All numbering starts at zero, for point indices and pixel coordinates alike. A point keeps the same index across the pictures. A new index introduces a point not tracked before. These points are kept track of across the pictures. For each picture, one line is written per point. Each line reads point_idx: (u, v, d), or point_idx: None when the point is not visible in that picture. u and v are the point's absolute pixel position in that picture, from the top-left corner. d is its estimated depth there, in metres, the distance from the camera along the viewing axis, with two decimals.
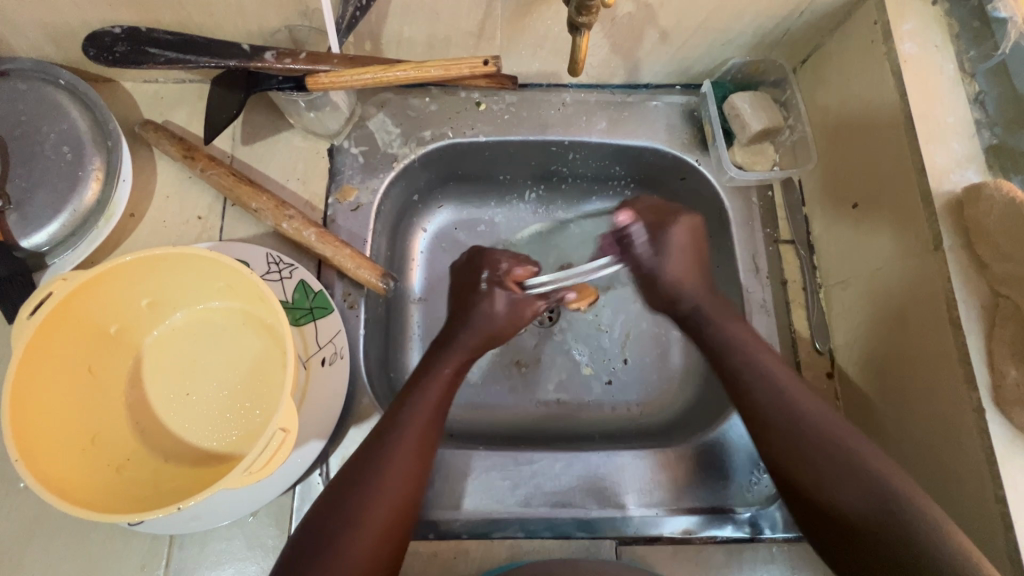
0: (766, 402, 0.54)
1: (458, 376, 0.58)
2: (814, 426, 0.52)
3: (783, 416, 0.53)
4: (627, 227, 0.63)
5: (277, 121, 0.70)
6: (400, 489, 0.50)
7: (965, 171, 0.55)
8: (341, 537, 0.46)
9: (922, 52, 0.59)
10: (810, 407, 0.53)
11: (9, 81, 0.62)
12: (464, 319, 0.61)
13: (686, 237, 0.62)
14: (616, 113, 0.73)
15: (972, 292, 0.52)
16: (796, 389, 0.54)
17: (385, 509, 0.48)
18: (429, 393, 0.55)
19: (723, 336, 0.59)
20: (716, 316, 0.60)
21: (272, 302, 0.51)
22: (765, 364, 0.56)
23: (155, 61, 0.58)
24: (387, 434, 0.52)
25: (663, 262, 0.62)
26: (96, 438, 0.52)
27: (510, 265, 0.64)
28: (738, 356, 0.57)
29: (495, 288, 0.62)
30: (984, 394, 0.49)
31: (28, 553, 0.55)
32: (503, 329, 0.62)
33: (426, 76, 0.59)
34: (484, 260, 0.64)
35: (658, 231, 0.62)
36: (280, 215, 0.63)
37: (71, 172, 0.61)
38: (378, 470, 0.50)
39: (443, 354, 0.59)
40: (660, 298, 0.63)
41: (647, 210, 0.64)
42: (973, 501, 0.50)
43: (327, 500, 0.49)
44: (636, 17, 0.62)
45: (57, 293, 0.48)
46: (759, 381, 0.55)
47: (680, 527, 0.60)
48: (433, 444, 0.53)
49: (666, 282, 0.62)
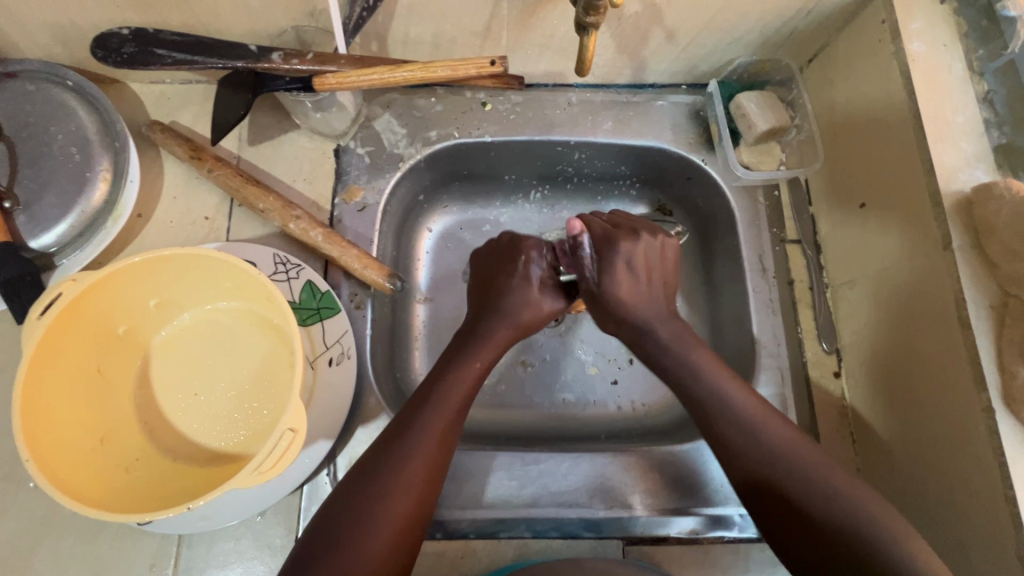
0: (734, 430, 0.52)
1: (486, 372, 0.58)
2: (781, 455, 0.51)
3: (755, 443, 0.52)
4: (576, 237, 0.62)
5: (283, 122, 0.70)
6: (417, 485, 0.49)
7: (974, 171, 0.55)
8: (356, 531, 0.46)
9: (930, 51, 0.59)
10: (777, 435, 0.52)
11: (16, 82, 0.62)
12: (497, 309, 0.61)
13: (653, 251, 0.61)
14: (622, 113, 0.73)
15: (981, 292, 0.52)
16: (763, 416, 0.53)
17: (401, 504, 0.48)
18: (454, 388, 0.54)
19: (686, 361, 0.57)
20: (677, 345, 0.58)
21: (280, 302, 0.51)
22: (727, 393, 0.54)
23: (162, 62, 0.57)
24: (405, 432, 0.51)
25: (606, 279, 0.60)
26: (105, 438, 0.52)
27: (551, 250, 0.65)
28: (701, 383, 0.55)
29: (535, 274, 0.63)
30: (993, 394, 0.49)
31: (37, 552, 0.55)
32: (539, 318, 0.62)
33: (432, 77, 0.59)
34: (523, 246, 0.64)
35: (605, 244, 0.60)
36: (287, 216, 0.63)
37: (79, 173, 0.61)
38: (394, 469, 0.49)
39: (476, 345, 0.58)
40: (606, 317, 0.61)
41: (601, 222, 0.62)
42: (982, 501, 0.50)
43: (346, 492, 0.49)
44: (642, 17, 0.62)
45: (66, 294, 0.48)
46: (720, 410, 0.54)
47: (687, 527, 0.60)
48: (453, 440, 0.53)
49: (612, 299, 0.60)
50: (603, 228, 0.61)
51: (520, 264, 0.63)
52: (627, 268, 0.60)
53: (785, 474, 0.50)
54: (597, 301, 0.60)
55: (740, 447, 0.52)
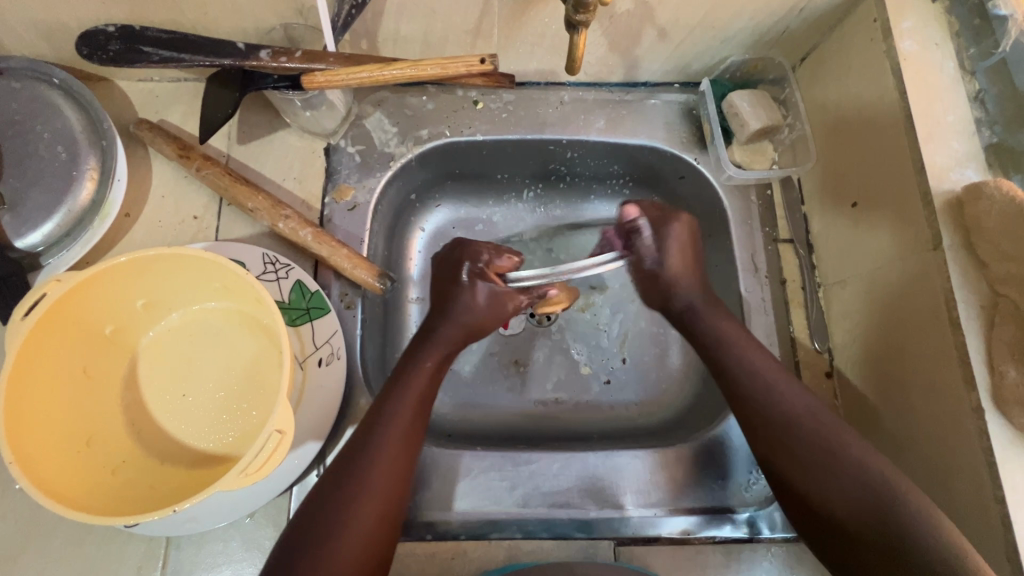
0: (761, 398, 0.54)
1: (440, 370, 0.58)
2: (805, 424, 0.51)
3: (778, 416, 0.52)
4: (633, 222, 0.63)
5: (273, 120, 0.70)
6: (387, 485, 0.49)
7: (965, 170, 0.55)
8: (328, 535, 0.46)
9: (922, 50, 0.59)
10: (799, 405, 0.53)
11: (2, 80, 0.61)
12: (445, 313, 0.60)
13: (679, 234, 0.62)
14: (614, 111, 0.72)
15: (971, 292, 0.52)
16: (788, 386, 0.54)
17: (374, 504, 0.48)
18: (412, 387, 0.55)
19: (716, 333, 0.58)
20: (707, 314, 0.60)
21: (268, 303, 0.51)
22: (751, 359, 0.56)
23: (148, 60, 0.57)
24: (372, 433, 0.51)
25: (663, 258, 0.61)
26: (91, 440, 0.52)
27: (491, 257, 0.62)
28: (731, 354, 0.57)
29: (477, 282, 0.60)
30: (983, 394, 0.49)
31: (24, 554, 0.55)
32: (486, 323, 0.61)
33: (423, 75, 0.59)
34: (464, 252, 0.62)
35: (660, 227, 0.62)
36: (276, 215, 0.63)
37: (65, 171, 0.60)
38: (364, 469, 0.49)
39: (425, 347, 0.58)
40: (658, 293, 0.63)
41: (650, 207, 0.64)
42: (971, 501, 0.50)
43: (314, 500, 0.48)
44: (634, 15, 0.61)
45: (50, 295, 0.47)
46: (746, 376, 0.55)
47: (679, 527, 0.60)
48: (420, 436, 0.53)
49: (667, 275, 0.62)
50: (654, 212, 0.63)
51: (461, 271, 0.61)
52: (670, 245, 0.62)
53: (799, 449, 0.50)
54: (658, 279, 0.62)
55: (765, 417, 0.53)
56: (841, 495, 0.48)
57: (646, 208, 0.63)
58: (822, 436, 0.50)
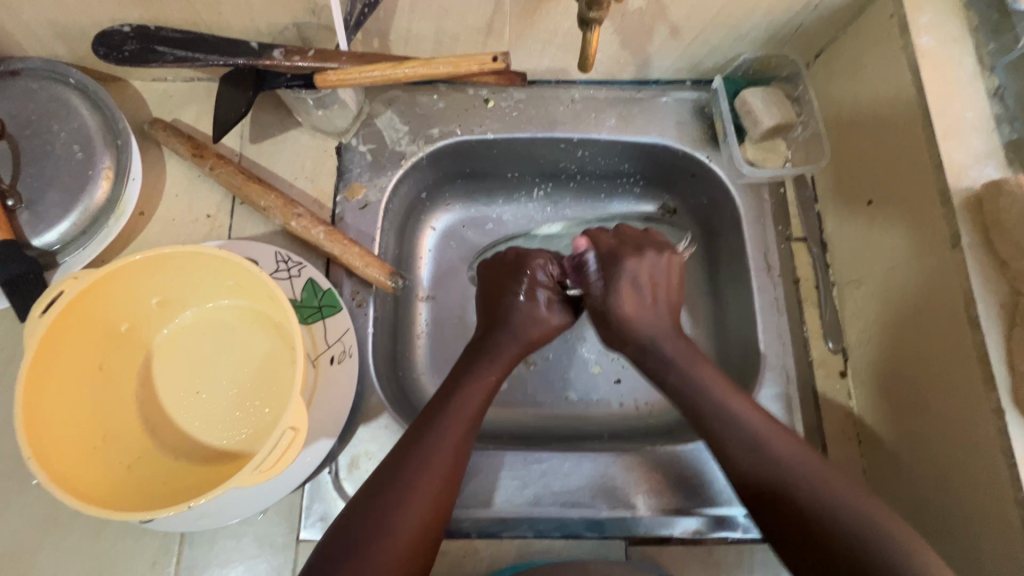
0: (742, 449, 0.53)
1: (498, 383, 0.58)
2: (790, 469, 0.51)
3: (759, 457, 0.52)
4: (583, 254, 0.63)
5: (286, 119, 0.70)
6: (433, 494, 0.50)
7: (984, 167, 0.54)
8: (376, 542, 0.46)
9: (939, 46, 0.58)
10: (784, 450, 0.52)
11: (20, 81, 0.62)
12: (507, 324, 0.61)
13: (659, 269, 0.62)
14: (626, 109, 0.72)
15: (991, 291, 0.51)
16: (768, 431, 0.54)
17: (418, 511, 0.48)
18: (467, 398, 0.55)
19: (689, 380, 0.57)
20: (681, 360, 0.58)
21: (281, 300, 0.51)
22: (731, 406, 0.55)
23: (162, 60, 0.57)
24: (424, 440, 0.51)
25: (611, 296, 0.61)
26: (108, 435, 0.52)
27: (552, 270, 0.64)
28: (707, 399, 0.56)
29: (536, 296, 0.62)
30: (1003, 394, 0.48)
31: (41, 547, 0.56)
32: (548, 333, 0.63)
33: (434, 74, 0.59)
34: (527, 262, 0.64)
35: (611, 261, 0.61)
36: (289, 214, 0.63)
37: (82, 170, 0.61)
38: (415, 473, 0.50)
39: (485, 359, 0.59)
40: (614, 335, 0.61)
41: (610, 239, 0.64)
42: (990, 505, 0.49)
43: (359, 505, 0.49)
44: (647, 12, 0.61)
45: (68, 292, 0.48)
46: (723, 423, 0.54)
47: (691, 527, 0.59)
48: (468, 450, 0.53)
49: (618, 317, 0.60)
50: (608, 245, 0.63)
51: (523, 280, 0.63)
52: (633, 284, 0.61)
53: (792, 490, 0.50)
54: (608, 318, 0.61)
55: (745, 460, 0.52)
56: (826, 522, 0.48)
57: (603, 240, 0.64)
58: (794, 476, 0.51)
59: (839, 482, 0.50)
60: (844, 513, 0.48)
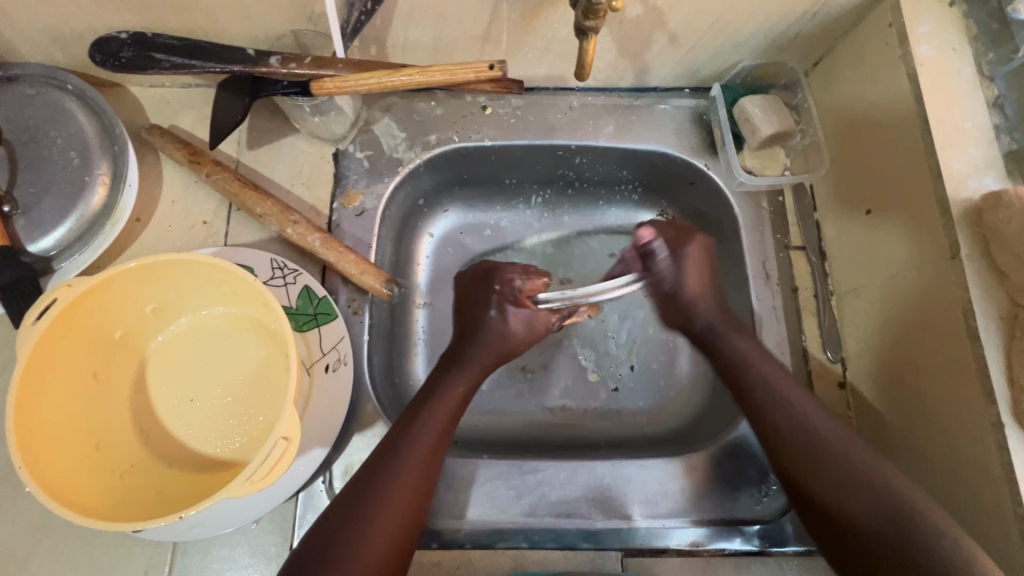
0: (786, 422, 0.53)
1: (469, 394, 0.58)
2: (829, 441, 0.51)
3: (801, 432, 0.52)
4: (647, 244, 0.62)
5: (283, 126, 0.70)
6: (404, 505, 0.49)
7: (984, 177, 0.54)
8: (343, 559, 0.45)
9: (938, 55, 0.58)
10: (821, 423, 0.52)
11: (17, 86, 0.62)
12: (476, 338, 0.60)
13: (694, 257, 0.62)
14: (624, 116, 0.72)
15: (990, 303, 0.50)
16: (811, 407, 0.54)
17: (390, 522, 0.48)
18: (437, 408, 0.55)
19: (739, 353, 0.58)
20: (729, 332, 0.60)
21: (276, 308, 0.51)
22: (778, 379, 0.55)
23: (159, 66, 0.57)
24: (393, 453, 0.51)
25: (679, 281, 0.61)
26: (100, 444, 0.52)
27: (523, 282, 0.62)
28: (755, 372, 0.56)
29: (506, 309, 0.60)
30: (1003, 407, 0.48)
31: (32, 556, 0.55)
32: (517, 347, 0.61)
33: (432, 81, 0.59)
34: (496, 277, 0.63)
35: (673, 248, 0.61)
36: (285, 221, 0.63)
37: (78, 176, 0.61)
38: (383, 486, 0.49)
39: (455, 371, 0.58)
40: (675, 313, 0.62)
41: (668, 229, 0.63)
42: (989, 520, 0.48)
43: (331, 517, 0.48)
44: (644, 20, 0.61)
45: (61, 300, 0.48)
46: (767, 396, 0.55)
47: (688, 538, 0.59)
48: (439, 462, 0.53)
49: (683, 299, 0.61)
50: (671, 234, 0.62)
51: (493, 297, 0.61)
52: (683, 270, 0.61)
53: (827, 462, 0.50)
54: (675, 300, 0.62)
55: (782, 430, 0.53)
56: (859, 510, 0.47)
57: (662, 230, 0.63)
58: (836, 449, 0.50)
59: (873, 458, 0.50)
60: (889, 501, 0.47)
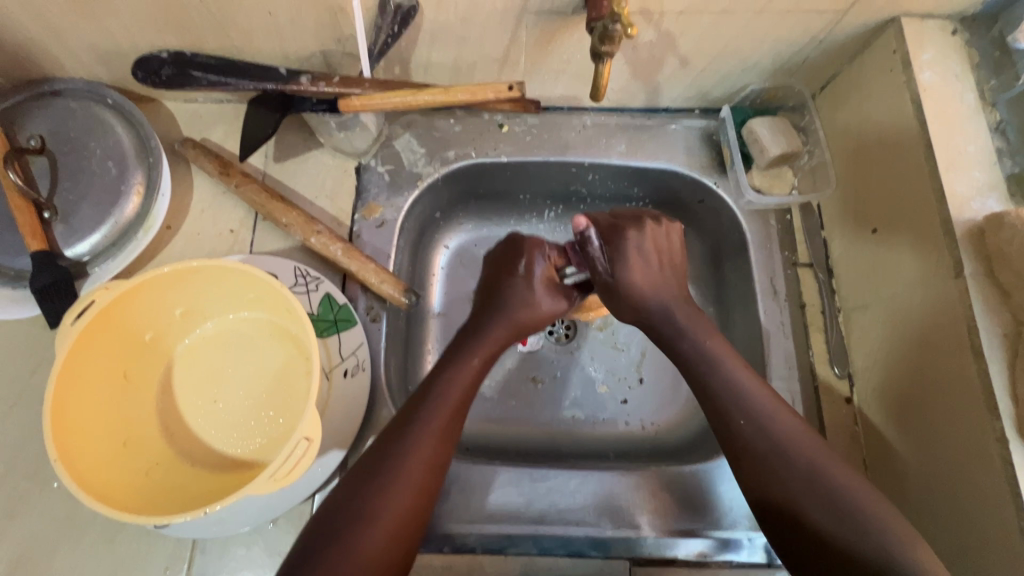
0: (748, 426, 0.53)
1: (485, 368, 0.59)
2: (789, 450, 0.52)
3: (763, 437, 0.53)
4: (583, 232, 0.62)
5: (309, 140, 0.73)
6: (414, 482, 0.50)
7: (987, 199, 0.55)
8: (352, 533, 0.46)
9: (941, 81, 0.60)
10: (786, 433, 0.53)
11: (61, 100, 0.66)
12: (499, 307, 0.62)
13: (660, 236, 0.63)
14: (636, 135, 0.74)
15: (994, 321, 0.52)
16: (772, 411, 0.54)
17: (399, 501, 0.49)
18: (452, 385, 0.55)
19: (700, 352, 0.58)
20: (692, 331, 0.59)
21: (300, 313, 0.53)
22: (738, 382, 0.56)
23: (199, 85, 0.62)
24: (408, 429, 0.52)
25: (620, 269, 0.61)
26: (128, 441, 0.54)
27: (552, 250, 0.65)
28: (713, 372, 0.57)
29: (535, 273, 0.63)
30: (1007, 422, 0.49)
31: (58, 550, 0.57)
32: (537, 319, 0.63)
33: (453, 101, 0.62)
34: (524, 244, 0.65)
35: (615, 234, 0.62)
36: (309, 230, 0.65)
37: (115, 186, 0.64)
38: (395, 463, 0.50)
39: (471, 344, 0.59)
40: (620, 307, 0.62)
41: (605, 217, 0.64)
42: (994, 535, 0.49)
43: (341, 498, 0.49)
44: (657, 45, 0.64)
45: (98, 302, 0.50)
46: (730, 397, 0.55)
47: (695, 550, 0.60)
48: (452, 440, 0.54)
49: (623, 289, 0.61)
50: (606, 222, 0.63)
51: (520, 264, 0.64)
52: (639, 253, 0.61)
53: (787, 471, 0.51)
54: (614, 292, 0.61)
55: (748, 439, 0.53)
56: (840, 534, 0.47)
57: (599, 218, 0.64)
58: (797, 456, 0.51)
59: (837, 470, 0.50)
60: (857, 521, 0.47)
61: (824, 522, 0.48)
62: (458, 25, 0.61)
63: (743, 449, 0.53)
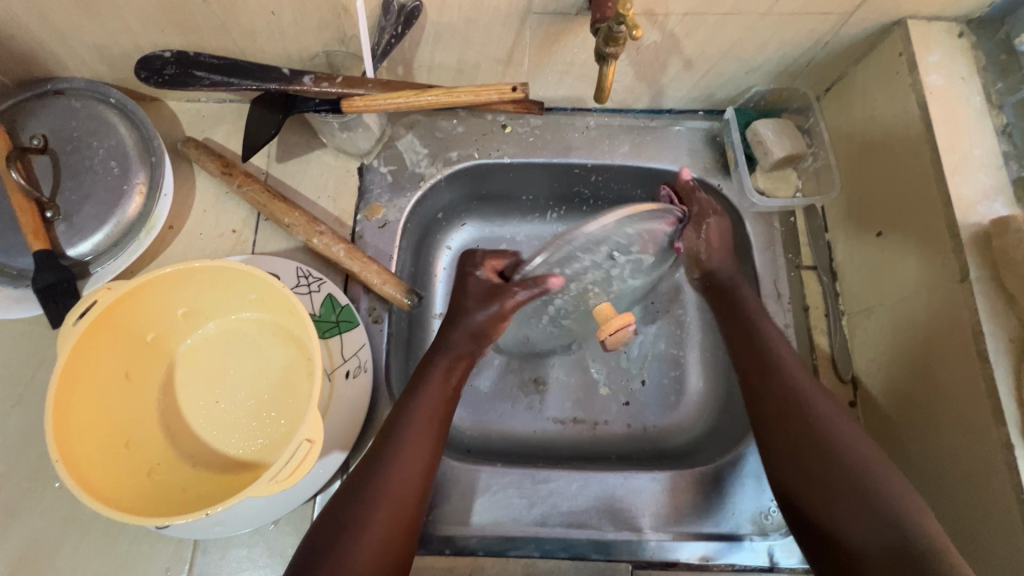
0: (773, 383, 0.57)
1: (459, 376, 0.59)
2: (807, 408, 0.55)
3: (786, 393, 0.56)
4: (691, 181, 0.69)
5: (311, 140, 0.73)
6: (402, 490, 0.51)
7: (993, 203, 0.55)
8: (344, 545, 0.47)
9: (947, 84, 0.60)
10: (808, 390, 0.56)
11: (64, 99, 0.66)
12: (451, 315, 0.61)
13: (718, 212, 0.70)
14: (639, 137, 0.74)
15: (999, 326, 0.51)
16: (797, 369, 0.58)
17: (387, 512, 0.49)
18: (428, 394, 0.56)
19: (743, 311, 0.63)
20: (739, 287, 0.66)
21: (302, 314, 0.53)
22: (771, 341, 0.60)
23: (201, 84, 0.60)
24: (390, 439, 0.53)
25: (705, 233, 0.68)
26: (129, 442, 0.54)
27: (487, 255, 0.65)
28: (756, 333, 0.61)
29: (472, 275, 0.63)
30: (1012, 428, 0.49)
31: (59, 550, 0.57)
32: (477, 324, 0.59)
33: (457, 102, 0.62)
34: (463, 257, 0.66)
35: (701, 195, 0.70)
36: (311, 231, 0.65)
37: (117, 186, 0.64)
38: (381, 473, 0.51)
39: (440, 355, 0.59)
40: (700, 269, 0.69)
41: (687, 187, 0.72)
42: (997, 543, 0.49)
43: (335, 508, 0.50)
44: (661, 47, 0.63)
45: (101, 302, 0.50)
46: (758, 355, 0.60)
47: (698, 553, 0.60)
48: (437, 446, 0.54)
49: (706, 249, 0.68)
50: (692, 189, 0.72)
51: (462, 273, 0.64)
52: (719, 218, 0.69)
53: (810, 428, 0.53)
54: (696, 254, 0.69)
55: (772, 395, 0.56)
56: (844, 517, 0.48)
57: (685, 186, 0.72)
58: (825, 420, 0.54)
59: (850, 433, 0.53)
60: (866, 488, 0.49)
61: (823, 507, 0.50)
62: (462, 25, 0.61)
63: (776, 411, 0.56)
